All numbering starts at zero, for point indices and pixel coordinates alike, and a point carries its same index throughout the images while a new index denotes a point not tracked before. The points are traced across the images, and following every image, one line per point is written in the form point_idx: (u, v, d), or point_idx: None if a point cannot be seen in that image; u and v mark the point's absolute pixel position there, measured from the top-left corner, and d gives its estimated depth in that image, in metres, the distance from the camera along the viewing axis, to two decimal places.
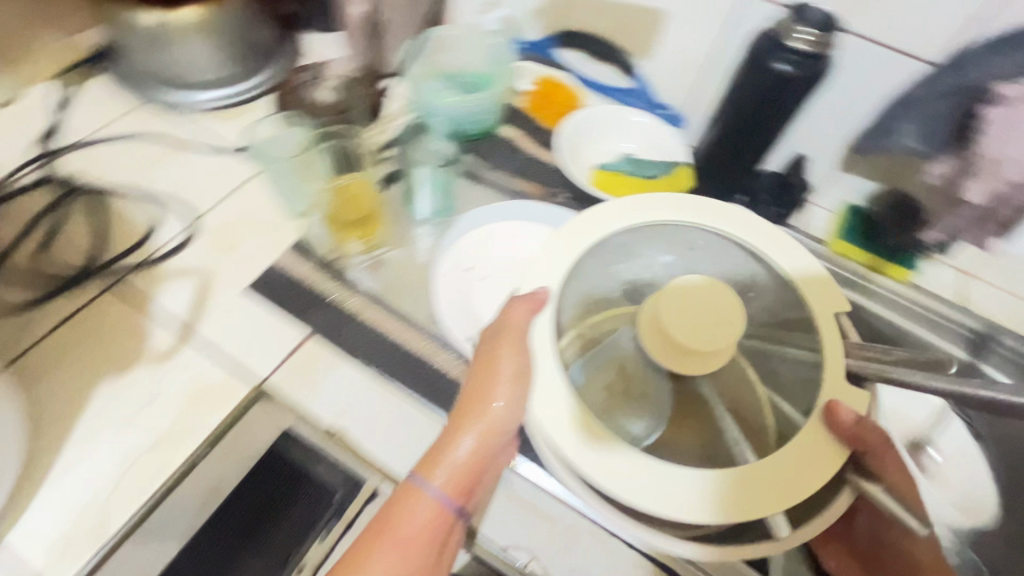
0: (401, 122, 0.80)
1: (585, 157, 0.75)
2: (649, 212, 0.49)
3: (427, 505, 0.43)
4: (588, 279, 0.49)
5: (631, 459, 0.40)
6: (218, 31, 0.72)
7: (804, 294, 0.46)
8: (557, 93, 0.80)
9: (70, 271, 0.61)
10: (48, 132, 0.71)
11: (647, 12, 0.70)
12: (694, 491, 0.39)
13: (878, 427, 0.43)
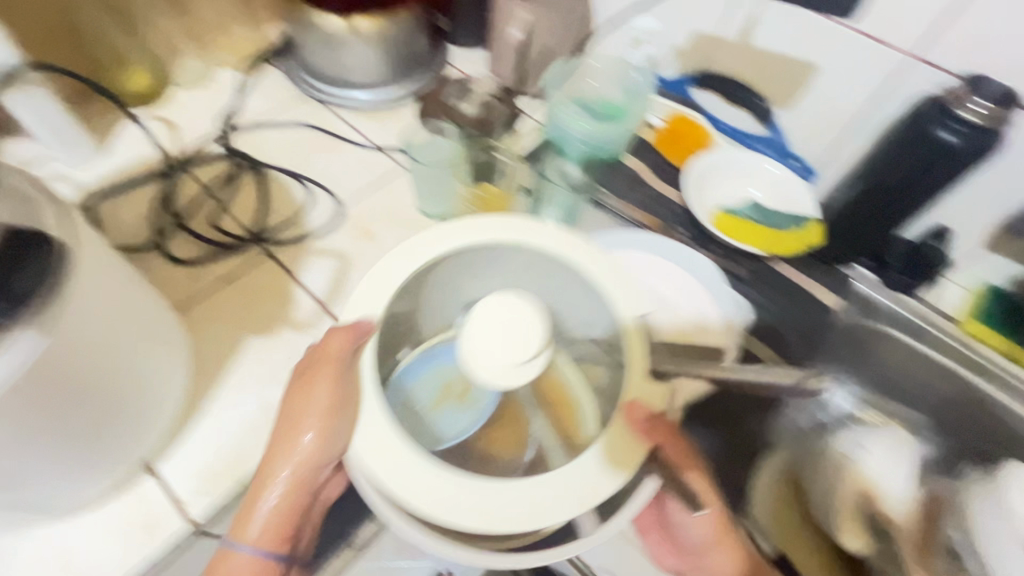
0: (532, 141, 0.83)
1: (711, 197, 0.76)
2: (514, 236, 0.50)
3: (256, 523, 0.49)
4: (442, 301, 0.54)
5: (424, 478, 0.42)
6: (385, 40, 0.78)
7: (645, 337, 0.48)
8: (687, 131, 0.80)
9: (235, 236, 0.68)
10: (231, 112, 0.80)
11: (800, 65, 0.70)
12: (493, 505, 0.42)
13: (668, 426, 0.47)
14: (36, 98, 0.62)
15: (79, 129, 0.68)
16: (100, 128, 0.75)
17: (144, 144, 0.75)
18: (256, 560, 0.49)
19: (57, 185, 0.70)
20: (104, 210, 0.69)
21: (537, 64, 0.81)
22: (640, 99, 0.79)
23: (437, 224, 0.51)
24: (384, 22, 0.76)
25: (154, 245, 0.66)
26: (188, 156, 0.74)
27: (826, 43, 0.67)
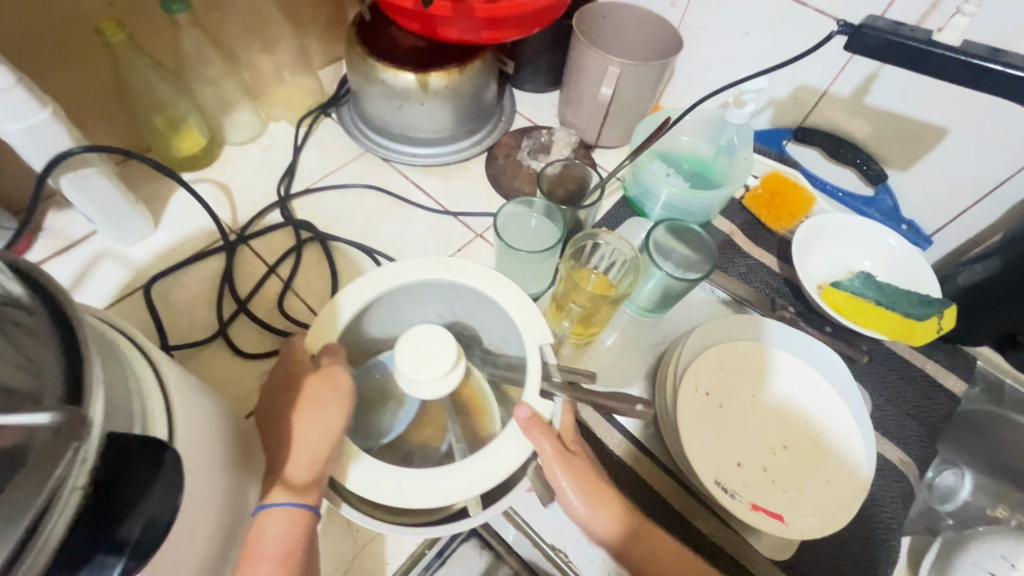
0: (610, 199, 0.77)
1: (816, 268, 0.69)
2: (423, 274, 0.51)
3: (278, 524, 0.39)
4: (384, 321, 0.54)
5: (364, 476, 0.43)
6: (454, 95, 0.71)
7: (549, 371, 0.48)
8: (791, 192, 0.72)
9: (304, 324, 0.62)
10: (287, 171, 0.73)
11: (928, 128, 0.64)
12: (398, 490, 0.42)
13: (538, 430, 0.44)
14: (89, 180, 0.56)
15: (130, 204, 0.62)
16: (147, 195, 0.68)
17: (196, 211, 0.68)
18: (303, 513, 0.40)
19: (106, 265, 0.63)
20: (158, 293, 0.63)
21: (618, 117, 0.75)
22: (738, 160, 0.71)
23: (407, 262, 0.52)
24: (455, 77, 0.69)
25: (218, 334, 0.60)
26: (246, 227, 0.68)
27: (963, 109, 0.60)
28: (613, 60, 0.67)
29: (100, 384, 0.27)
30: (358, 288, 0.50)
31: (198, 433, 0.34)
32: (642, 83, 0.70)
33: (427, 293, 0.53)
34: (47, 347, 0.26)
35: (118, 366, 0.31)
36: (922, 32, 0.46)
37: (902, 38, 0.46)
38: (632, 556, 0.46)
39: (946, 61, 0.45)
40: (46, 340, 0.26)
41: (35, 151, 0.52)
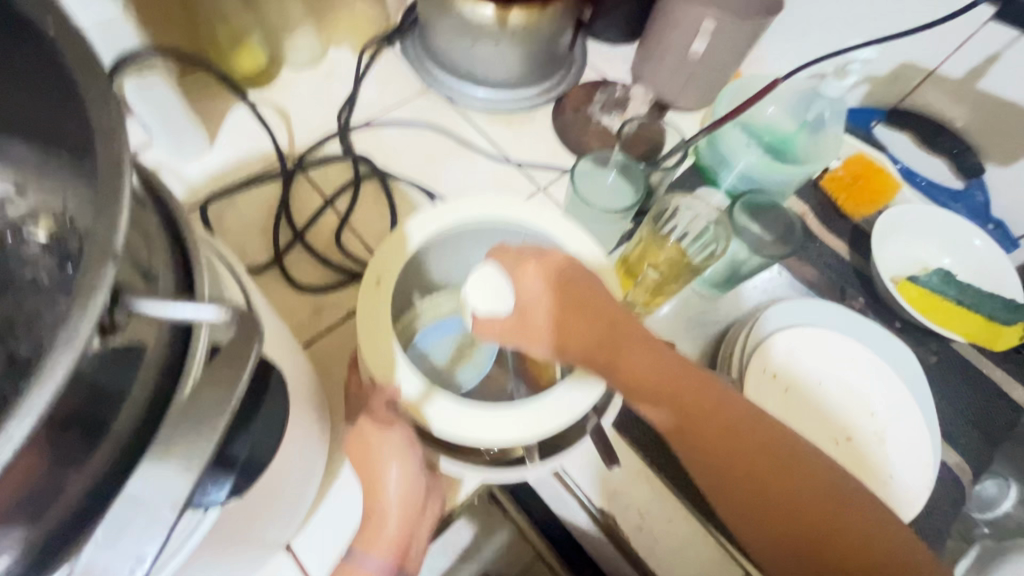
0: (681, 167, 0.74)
1: (893, 260, 0.66)
2: (493, 212, 0.48)
3: None
4: (442, 259, 0.51)
5: (442, 411, 0.41)
6: (532, 36, 0.67)
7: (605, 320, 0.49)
8: (875, 176, 0.68)
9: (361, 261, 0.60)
10: (346, 101, 0.70)
11: None
12: (479, 427, 0.41)
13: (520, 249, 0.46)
14: (154, 88, 0.53)
15: (189, 119, 0.59)
16: (203, 112, 0.65)
17: (254, 133, 0.66)
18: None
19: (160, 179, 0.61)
20: (213, 215, 0.61)
21: (701, 78, 0.70)
22: (825, 138, 0.67)
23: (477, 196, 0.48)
24: (536, 15, 0.65)
25: (274, 263, 0.59)
26: (305, 155, 0.65)
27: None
28: (710, 13, 0.62)
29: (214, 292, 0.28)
30: (424, 222, 0.47)
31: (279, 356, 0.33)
32: (736, 44, 0.65)
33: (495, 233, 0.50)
34: (172, 253, 0.28)
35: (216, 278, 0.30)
36: None
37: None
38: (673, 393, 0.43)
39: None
40: (168, 247, 0.28)
41: (102, 46, 0.49)
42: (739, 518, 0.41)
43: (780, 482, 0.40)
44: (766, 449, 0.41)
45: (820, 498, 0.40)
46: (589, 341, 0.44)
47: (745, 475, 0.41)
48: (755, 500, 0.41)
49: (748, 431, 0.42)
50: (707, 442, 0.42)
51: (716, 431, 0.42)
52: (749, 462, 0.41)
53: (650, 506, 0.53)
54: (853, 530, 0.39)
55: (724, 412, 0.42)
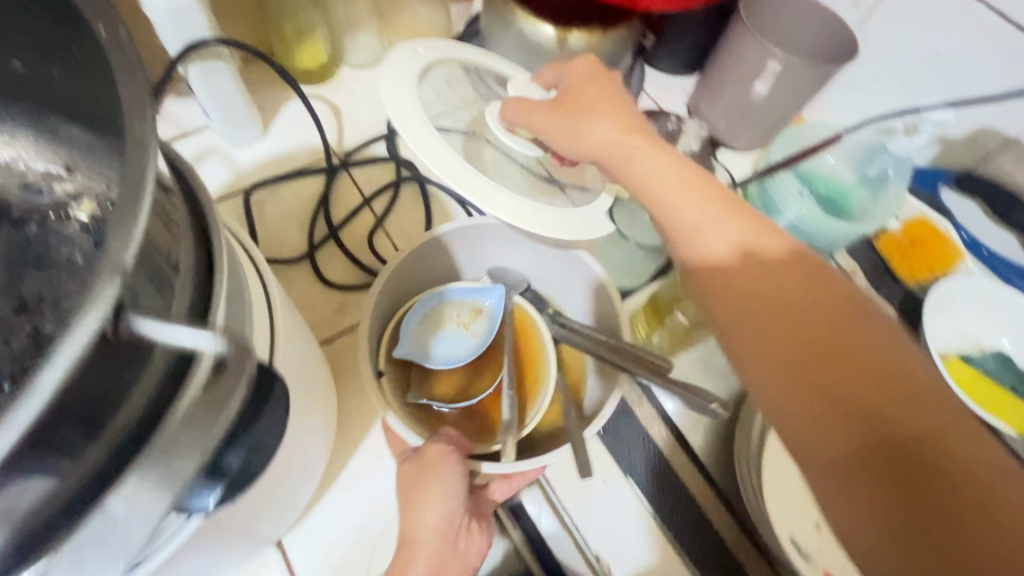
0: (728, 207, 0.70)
1: (945, 334, 0.61)
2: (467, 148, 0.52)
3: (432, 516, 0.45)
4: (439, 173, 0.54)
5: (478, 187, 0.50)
6: (589, 59, 0.66)
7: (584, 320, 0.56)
8: (935, 244, 0.64)
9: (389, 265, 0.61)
10: None
11: None
12: (497, 203, 0.51)
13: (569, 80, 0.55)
14: (216, 75, 0.55)
15: (247, 107, 0.61)
16: (261, 100, 0.67)
17: (306, 126, 0.67)
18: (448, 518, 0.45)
19: (212, 162, 0.64)
20: (256, 201, 0.62)
21: (759, 118, 0.68)
22: (885, 196, 0.64)
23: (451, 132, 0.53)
24: (596, 39, 0.64)
25: (306, 255, 0.60)
26: (351, 153, 0.67)
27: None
28: (775, 55, 0.60)
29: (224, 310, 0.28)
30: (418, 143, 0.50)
31: None
32: (800, 88, 0.63)
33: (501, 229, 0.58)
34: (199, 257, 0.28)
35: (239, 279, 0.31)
36: None
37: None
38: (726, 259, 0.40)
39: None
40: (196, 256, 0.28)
41: (173, 33, 0.51)
42: (778, 392, 0.36)
43: (843, 358, 0.35)
44: (833, 321, 0.36)
45: (887, 381, 0.34)
46: (634, 149, 0.46)
47: (802, 348, 0.36)
48: (806, 370, 0.35)
49: (814, 307, 0.37)
50: (743, 294, 0.39)
51: (776, 300, 0.38)
52: (807, 334, 0.36)
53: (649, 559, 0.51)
54: (924, 423, 0.32)
55: (794, 285, 0.38)
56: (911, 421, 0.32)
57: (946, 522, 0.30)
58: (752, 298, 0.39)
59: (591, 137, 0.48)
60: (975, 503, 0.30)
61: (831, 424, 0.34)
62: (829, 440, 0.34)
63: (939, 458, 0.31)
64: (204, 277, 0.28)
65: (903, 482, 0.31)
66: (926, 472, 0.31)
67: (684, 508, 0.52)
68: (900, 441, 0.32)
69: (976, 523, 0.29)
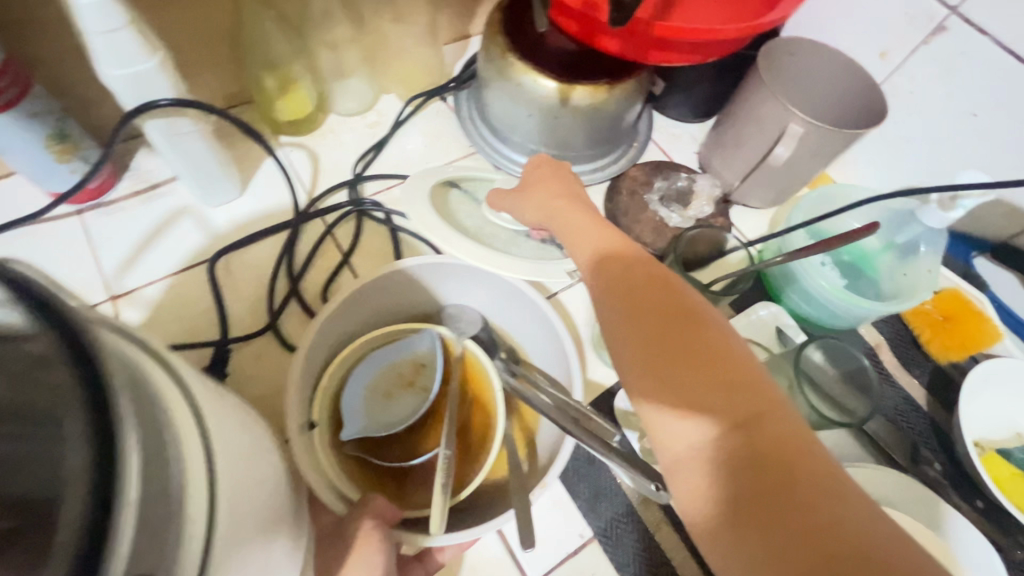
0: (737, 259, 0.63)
1: (980, 422, 0.56)
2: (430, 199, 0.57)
3: None
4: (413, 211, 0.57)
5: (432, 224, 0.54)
6: (593, 113, 0.61)
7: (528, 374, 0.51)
8: (972, 321, 0.58)
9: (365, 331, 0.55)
10: (377, 148, 0.66)
11: None
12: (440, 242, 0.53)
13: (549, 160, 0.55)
14: (182, 135, 0.50)
15: (220, 166, 0.56)
16: (238, 153, 0.62)
17: (287, 181, 0.62)
18: None
19: (183, 223, 0.59)
20: (226, 267, 0.57)
21: (777, 179, 0.63)
22: (916, 270, 0.59)
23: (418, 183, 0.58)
24: (602, 93, 0.59)
25: (273, 326, 0.54)
26: (317, 201, 0.61)
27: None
28: (798, 117, 0.54)
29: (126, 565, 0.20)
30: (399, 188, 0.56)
31: (233, 518, 0.28)
32: (825, 150, 0.57)
33: (466, 270, 0.53)
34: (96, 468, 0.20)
35: (156, 438, 0.24)
36: None
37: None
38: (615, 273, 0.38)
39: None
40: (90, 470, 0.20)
41: (128, 98, 0.46)
42: (640, 379, 0.33)
43: (698, 357, 0.32)
44: (692, 320, 0.34)
45: (738, 386, 0.30)
46: (575, 223, 0.44)
47: (659, 346, 0.33)
48: (678, 389, 0.31)
49: (674, 306, 0.34)
50: (625, 303, 0.36)
51: (638, 297, 0.35)
52: (667, 333, 0.33)
53: None
54: (772, 434, 0.29)
55: (664, 285, 0.36)
56: (755, 429, 0.29)
57: (797, 547, 0.25)
58: (617, 296, 0.36)
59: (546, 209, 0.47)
60: (821, 525, 0.26)
61: (687, 430, 0.30)
62: (686, 449, 0.30)
63: (785, 465, 0.28)
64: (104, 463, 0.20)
65: (754, 498, 0.27)
66: (773, 489, 0.27)
67: None
68: (774, 488, 0.27)
69: (824, 549, 0.25)
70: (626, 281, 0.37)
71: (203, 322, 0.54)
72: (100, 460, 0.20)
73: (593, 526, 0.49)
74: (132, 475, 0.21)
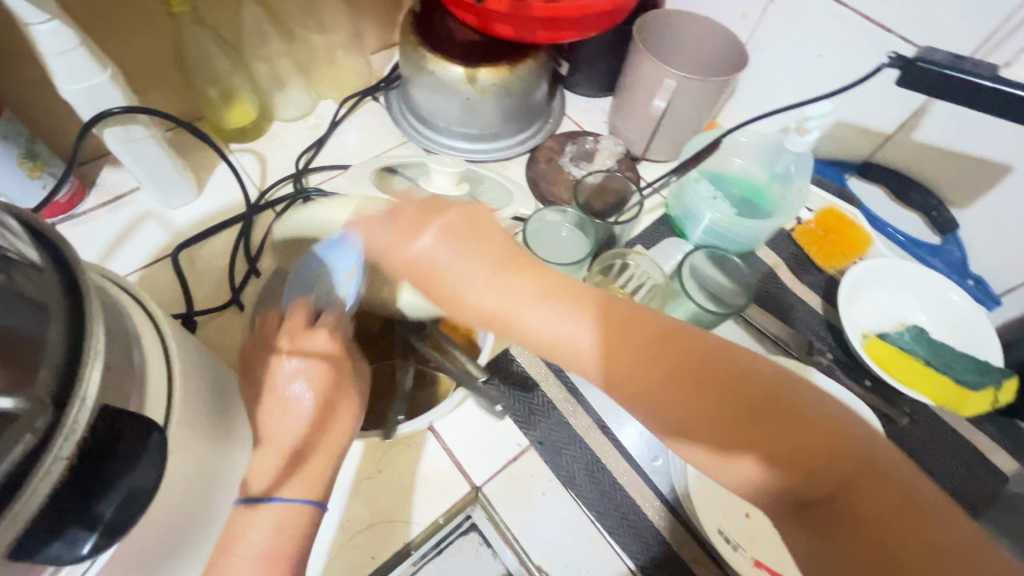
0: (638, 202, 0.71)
1: (863, 317, 0.64)
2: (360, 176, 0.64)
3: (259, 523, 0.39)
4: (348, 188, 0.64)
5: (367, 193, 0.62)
6: (503, 92, 0.69)
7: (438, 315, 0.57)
8: (846, 229, 0.67)
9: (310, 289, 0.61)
10: (317, 145, 0.74)
11: (997, 170, 0.57)
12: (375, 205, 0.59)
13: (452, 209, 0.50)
14: (136, 138, 0.58)
15: (175, 169, 0.64)
16: (194, 162, 0.70)
17: (237, 182, 0.70)
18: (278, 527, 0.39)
19: (147, 225, 0.66)
20: (187, 256, 0.64)
21: (670, 131, 0.72)
22: (792, 191, 0.67)
23: (354, 168, 0.66)
24: (504, 72, 0.68)
25: (233, 301, 0.61)
26: (265, 193, 0.69)
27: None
28: (670, 72, 0.64)
29: (95, 377, 0.26)
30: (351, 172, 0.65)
31: (192, 405, 0.34)
32: (699, 99, 0.66)
33: None
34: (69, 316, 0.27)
35: (118, 324, 0.31)
36: (988, 67, 0.41)
37: (960, 77, 0.42)
38: (618, 365, 0.36)
39: (1014, 103, 0.41)
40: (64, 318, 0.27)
41: (86, 108, 0.53)
42: (690, 453, 0.34)
43: (785, 424, 0.32)
44: (758, 383, 0.33)
45: (824, 442, 0.31)
46: (545, 316, 0.37)
47: (733, 422, 0.32)
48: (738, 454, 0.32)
49: (727, 374, 0.33)
50: (651, 393, 0.34)
51: (705, 375, 0.33)
52: (700, 384, 0.33)
53: (594, 563, 0.51)
54: (867, 481, 0.30)
55: (696, 357, 0.34)
56: (845, 476, 0.30)
57: None
58: (666, 383, 0.34)
59: (469, 301, 0.39)
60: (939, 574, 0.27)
61: (761, 476, 0.32)
62: (759, 492, 0.32)
63: (872, 515, 0.29)
64: (71, 324, 0.27)
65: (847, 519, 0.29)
66: (869, 521, 0.29)
67: (636, 514, 0.54)
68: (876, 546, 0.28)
69: None
70: (648, 367, 0.35)
71: (172, 304, 0.61)
72: (72, 314, 0.27)
73: (530, 437, 0.56)
74: (95, 334, 0.27)
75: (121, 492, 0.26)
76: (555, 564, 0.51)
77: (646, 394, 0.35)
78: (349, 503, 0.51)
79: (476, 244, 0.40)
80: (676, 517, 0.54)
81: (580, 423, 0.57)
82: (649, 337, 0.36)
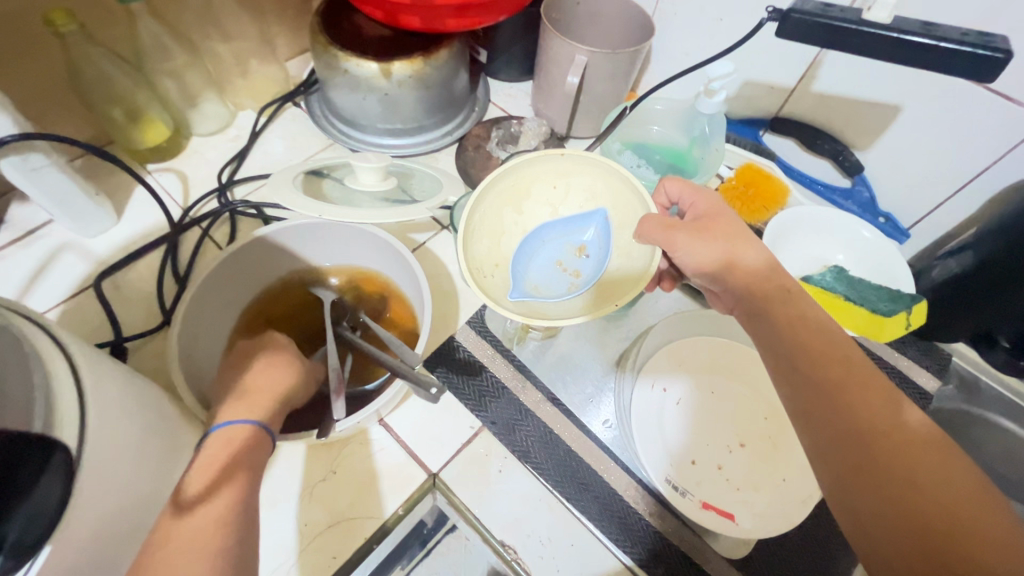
0: None
1: (789, 263, 0.67)
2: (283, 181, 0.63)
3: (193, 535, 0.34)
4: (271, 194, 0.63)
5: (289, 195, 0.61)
6: (422, 84, 0.69)
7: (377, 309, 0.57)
8: (764, 181, 0.70)
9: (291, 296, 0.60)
10: (240, 157, 0.72)
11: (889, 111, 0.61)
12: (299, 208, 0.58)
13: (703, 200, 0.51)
14: (37, 166, 0.55)
15: (87, 195, 0.61)
16: (110, 187, 0.68)
17: (158, 203, 0.68)
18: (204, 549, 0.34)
19: (65, 256, 0.63)
20: (112, 284, 0.62)
21: (589, 106, 0.73)
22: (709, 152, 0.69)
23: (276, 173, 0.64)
24: (420, 64, 0.67)
25: (165, 324, 0.60)
26: (189, 211, 0.68)
27: (923, 91, 0.57)
28: (579, 48, 0.65)
29: None
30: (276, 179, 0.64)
31: (108, 422, 0.33)
32: (612, 72, 0.68)
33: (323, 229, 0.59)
34: None
35: None
36: (851, 11, 0.44)
37: (830, 22, 0.44)
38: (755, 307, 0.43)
39: (880, 41, 0.44)
40: None
41: None
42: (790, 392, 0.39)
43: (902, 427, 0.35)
44: (879, 393, 0.37)
45: (936, 457, 0.34)
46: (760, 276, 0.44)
47: (848, 391, 0.37)
48: (840, 411, 0.36)
49: (868, 377, 0.38)
50: (785, 337, 0.40)
51: (840, 361, 0.38)
52: (833, 365, 0.38)
53: (556, 530, 0.53)
54: (937, 477, 0.33)
55: (842, 351, 0.39)
56: (928, 484, 0.33)
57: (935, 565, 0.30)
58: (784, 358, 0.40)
59: (707, 255, 0.46)
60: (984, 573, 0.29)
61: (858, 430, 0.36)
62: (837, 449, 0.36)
63: (951, 517, 0.32)
64: None
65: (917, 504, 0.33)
66: (941, 519, 0.32)
67: (592, 477, 0.55)
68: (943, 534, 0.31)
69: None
70: (789, 330, 0.41)
71: (101, 334, 0.59)
72: None
73: (482, 419, 0.57)
74: None
75: (24, 515, 0.28)
76: (518, 537, 0.52)
77: (781, 335, 0.41)
78: (306, 507, 0.51)
79: (712, 227, 0.47)
80: (629, 475, 0.56)
81: (531, 398, 0.58)
82: (804, 322, 0.41)
